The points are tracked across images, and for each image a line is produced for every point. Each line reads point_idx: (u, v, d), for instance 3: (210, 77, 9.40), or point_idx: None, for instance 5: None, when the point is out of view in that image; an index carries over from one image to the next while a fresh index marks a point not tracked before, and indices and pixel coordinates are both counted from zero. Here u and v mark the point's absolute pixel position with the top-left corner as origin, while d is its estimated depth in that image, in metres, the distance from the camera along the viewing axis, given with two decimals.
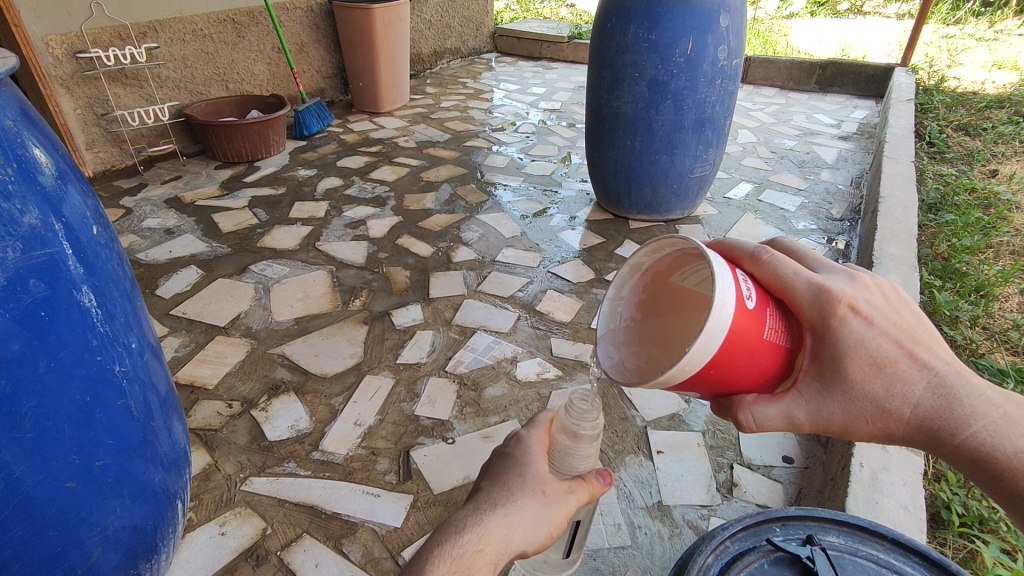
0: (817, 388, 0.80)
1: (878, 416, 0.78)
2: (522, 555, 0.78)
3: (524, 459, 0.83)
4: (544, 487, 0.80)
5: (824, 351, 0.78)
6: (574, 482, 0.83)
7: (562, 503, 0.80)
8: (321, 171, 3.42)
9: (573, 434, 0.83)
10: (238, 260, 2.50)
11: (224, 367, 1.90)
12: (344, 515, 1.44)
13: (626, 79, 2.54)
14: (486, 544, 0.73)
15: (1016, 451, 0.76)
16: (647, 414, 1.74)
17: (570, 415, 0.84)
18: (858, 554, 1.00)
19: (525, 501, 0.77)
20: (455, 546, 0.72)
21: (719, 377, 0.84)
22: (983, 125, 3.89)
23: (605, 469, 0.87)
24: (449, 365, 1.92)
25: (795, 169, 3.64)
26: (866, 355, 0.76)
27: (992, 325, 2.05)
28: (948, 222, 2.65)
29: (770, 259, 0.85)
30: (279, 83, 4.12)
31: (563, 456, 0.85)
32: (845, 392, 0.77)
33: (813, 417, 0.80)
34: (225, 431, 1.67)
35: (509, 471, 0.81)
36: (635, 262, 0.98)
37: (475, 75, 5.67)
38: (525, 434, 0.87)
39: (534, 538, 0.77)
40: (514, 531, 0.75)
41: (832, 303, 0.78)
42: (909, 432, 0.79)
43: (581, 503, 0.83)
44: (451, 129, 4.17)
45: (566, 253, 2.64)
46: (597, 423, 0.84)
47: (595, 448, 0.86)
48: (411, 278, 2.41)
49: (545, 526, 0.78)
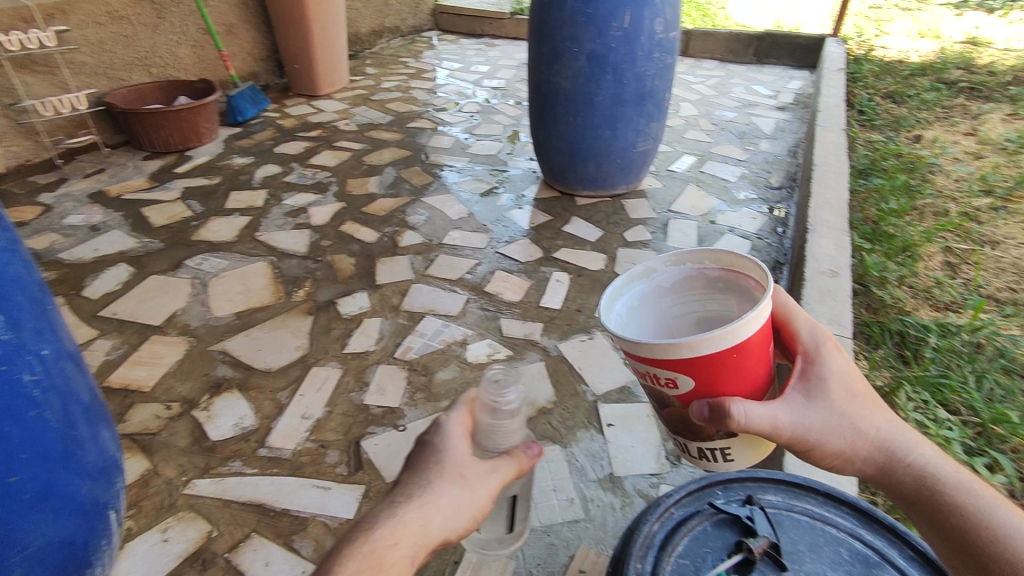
0: (800, 396, 0.90)
1: (848, 433, 0.89)
2: (447, 541, 0.78)
3: (441, 444, 0.81)
4: (464, 470, 0.79)
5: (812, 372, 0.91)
6: (496, 460, 0.81)
7: (484, 484, 0.79)
8: (258, 157, 3.30)
9: (494, 412, 0.80)
10: (172, 254, 2.38)
11: (160, 368, 1.82)
12: (293, 511, 1.41)
13: (565, 54, 2.52)
14: (400, 537, 0.73)
15: (958, 489, 0.88)
16: (597, 388, 1.77)
17: (490, 392, 0.80)
18: (793, 510, 1.04)
19: (440, 488, 0.77)
20: (366, 542, 0.73)
21: (728, 369, 0.84)
22: (908, 93, 4.05)
23: (534, 441, 0.85)
24: (398, 352, 1.90)
25: (736, 140, 3.71)
26: (845, 383, 0.90)
27: (918, 283, 2.15)
28: (876, 186, 2.76)
29: (782, 300, 1.00)
30: (208, 67, 3.93)
31: (486, 435, 0.82)
32: (824, 405, 0.89)
33: (797, 420, 0.88)
34: (164, 433, 1.60)
35: (427, 457, 0.80)
36: (654, 267, 0.95)
37: (416, 54, 5.54)
38: (445, 416, 0.84)
39: (455, 524, 0.77)
40: (431, 520, 0.75)
41: (826, 339, 0.94)
42: (870, 453, 0.90)
43: (506, 480, 0.82)
44: (394, 111, 4.08)
45: (514, 232, 2.63)
46: (517, 398, 0.81)
47: (520, 424, 0.83)
48: (357, 265, 2.36)
49: (465, 510, 0.77)
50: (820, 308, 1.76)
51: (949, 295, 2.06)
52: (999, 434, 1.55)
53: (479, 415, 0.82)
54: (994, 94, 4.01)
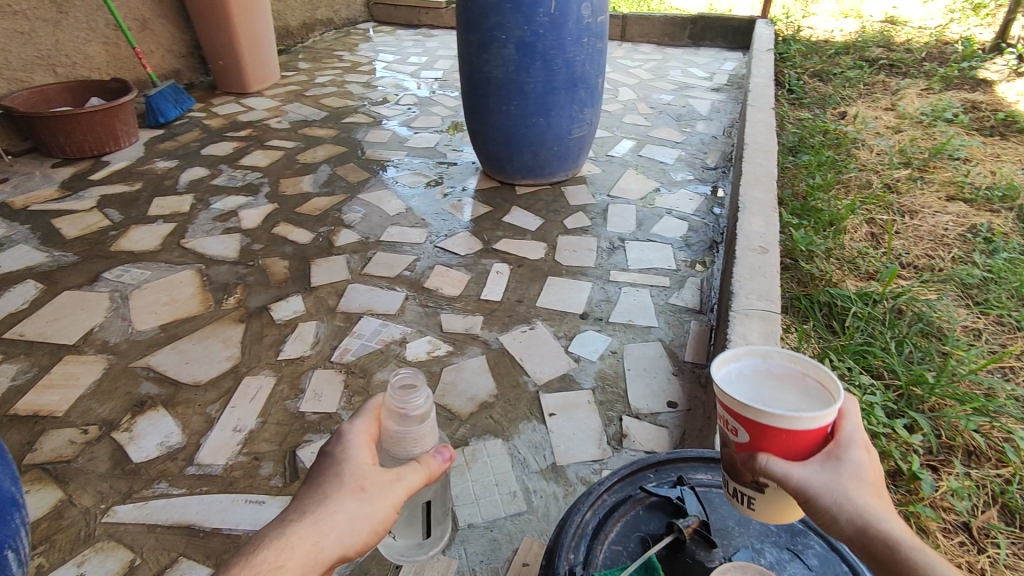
0: (818, 462, 0.74)
1: (844, 505, 0.72)
2: (344, 560, 0.75)
3: (343, 456, 0.80)
4: (363, 482, 0.78)
5: (841, 445, 0.75)
6: (402, 469, 0.80)
7: (386, 496, 0.78)
8: (182, 160, 3.14)
9: (401, 417, 0.81)
10: (88, 267, 2.25)
11: (76, 389, 1.72)
12: (224, 529, 1.34)
13: (494, 42, 2.48)
14: (286, 559, 0.70)
15: None
16: (539, 377, 1.76)
17: (396, 398, 0.81)
18: (723, 486, 1.05)
19: (336, 503, 0.75)
20: (246, 566, 0.68)
21: (789, 436, 0.74)
22: (834, 71, 4.19)
23: (444, 448, 0.85)
24: (335, 355, 1.85)
25: (673, 122, 3.76)
26: (872, 473, 0.74)
27: (844, 255, 2.22)
28: (804, 163, 2.85)
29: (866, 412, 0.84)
30: (122, 65, 3.72)
31: (394, 442, 0.83)
32: (841, 474, 0.73)
33: (794, 473, 0.74)
34: (81, 459, 1.51)
35: (326, 472, 0.79)
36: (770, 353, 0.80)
37: (351, 47, 5.39)
38: (349, 427, 0.83)
39: (352, 540, 0.75)
40: (324, 538, 0.73)
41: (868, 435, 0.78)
42: (862, 535, 0.71)
43: (413, 488, 0.81)
44: (328, 106, 3.96)
45: (453, 226, 2.59)
46: (425, 403, 0.82)
47: (429, 430, 0.83)
48: (290, 268, 2.28)
49: (364, 525, 0.76)
50: (750, 285, 1.80)
51: (872, 265, 2.15)
52: (918, 394, 1.61)
53: (387, 422, 0.82)
54: (911, 70, 4.19)
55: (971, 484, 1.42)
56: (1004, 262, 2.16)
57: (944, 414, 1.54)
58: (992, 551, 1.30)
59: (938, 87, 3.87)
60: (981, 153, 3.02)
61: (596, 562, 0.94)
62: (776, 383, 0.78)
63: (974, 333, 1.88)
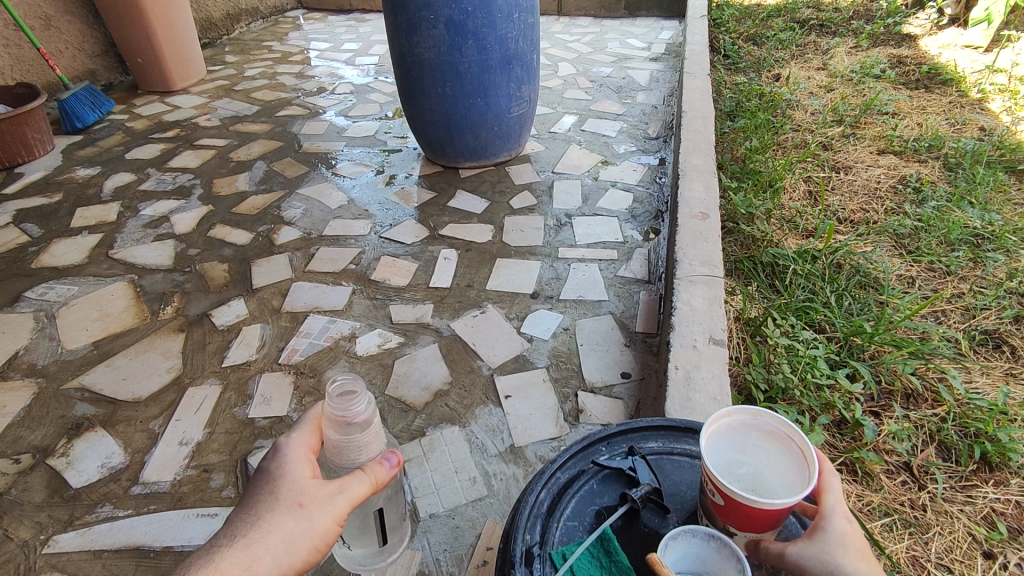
0: (806, 538, 0.81)
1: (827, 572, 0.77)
2: None
3: (280, 472, 0.79)
4: (301, 498, 0.76)
5: (823, 517, 0.82)
6: (344, 479, 0.79)
7: (325, 511, 0.76)
8: (106, 166, 2.98)
9: (344, 426, 0.80)
10: (8, 288, 2.11)
11: (3, 419, 1.62)
12: (177, 546, 1.30)
13: (422, 23, 2.40)
14: None
15: None
16: (493, 361, 1.75)
17: (335, 406, 0.79)
18: (674, 453, 1.06)
19: (273, 521, 0.74)
20: None
21: (761, 509, 0.80)
22: (767, 34, 4.25)
23: (389, 454, 0.85)
24: (283, 357, 1.79)
25: (614, 95, 3.76)
26: (857, 541, 0.80)
27: (783, 214, 2.27)
28: (742, 126, 2.89)
29: None
30: (28, 68, 3.48)
31: (336, 452, 0.81)
32: (828, 544, 0.79)
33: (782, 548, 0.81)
34: (15, 491, 1.43)
35: (261, 490, 0.77)
36: (759, 414, 0.89)
37: (281, 36, 5.19)
38: (286, 441, 0.82)
39: (290, 560, 0.73)
40: (258, 562, 0.70)
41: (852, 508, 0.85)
42: None
43: (358, 498, 0.80)
44: (260, 100, 3.81)
45: (398, 215, 2.54)
46: (368, 408, 0.81)
47: (372, 437, 0.82)
48: (230, 271, 2.20)
49: (303, 543, 0.74)
50: (693, 251, 1.82)
51: (810, 222, 2.21)
52: (858, 344, 1.67)
53: (328, 432, 0.81)
54: (840, 29, 4.29)
55: (910, 426, 1.48)
56: (933, 210, 2.25)
57: (882, 359, 1.60)
58: (931, 486, 1.37)
59: (865, 45, 3.98)
60: (907, 106, 3.12)
61: (552, 540, 0.94)
62: (761, 437, 0.90)
63: (908, 280, 1.95)
